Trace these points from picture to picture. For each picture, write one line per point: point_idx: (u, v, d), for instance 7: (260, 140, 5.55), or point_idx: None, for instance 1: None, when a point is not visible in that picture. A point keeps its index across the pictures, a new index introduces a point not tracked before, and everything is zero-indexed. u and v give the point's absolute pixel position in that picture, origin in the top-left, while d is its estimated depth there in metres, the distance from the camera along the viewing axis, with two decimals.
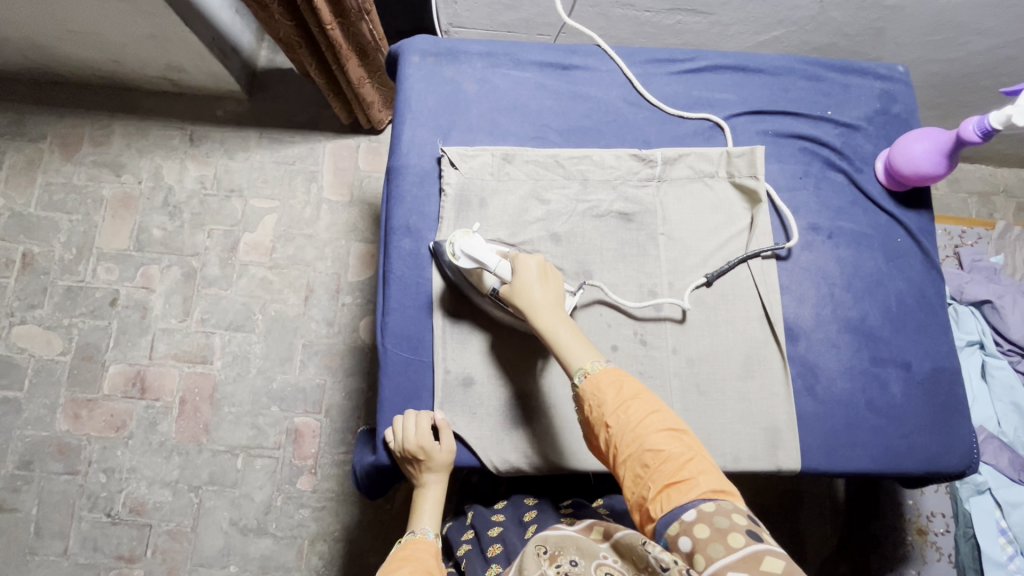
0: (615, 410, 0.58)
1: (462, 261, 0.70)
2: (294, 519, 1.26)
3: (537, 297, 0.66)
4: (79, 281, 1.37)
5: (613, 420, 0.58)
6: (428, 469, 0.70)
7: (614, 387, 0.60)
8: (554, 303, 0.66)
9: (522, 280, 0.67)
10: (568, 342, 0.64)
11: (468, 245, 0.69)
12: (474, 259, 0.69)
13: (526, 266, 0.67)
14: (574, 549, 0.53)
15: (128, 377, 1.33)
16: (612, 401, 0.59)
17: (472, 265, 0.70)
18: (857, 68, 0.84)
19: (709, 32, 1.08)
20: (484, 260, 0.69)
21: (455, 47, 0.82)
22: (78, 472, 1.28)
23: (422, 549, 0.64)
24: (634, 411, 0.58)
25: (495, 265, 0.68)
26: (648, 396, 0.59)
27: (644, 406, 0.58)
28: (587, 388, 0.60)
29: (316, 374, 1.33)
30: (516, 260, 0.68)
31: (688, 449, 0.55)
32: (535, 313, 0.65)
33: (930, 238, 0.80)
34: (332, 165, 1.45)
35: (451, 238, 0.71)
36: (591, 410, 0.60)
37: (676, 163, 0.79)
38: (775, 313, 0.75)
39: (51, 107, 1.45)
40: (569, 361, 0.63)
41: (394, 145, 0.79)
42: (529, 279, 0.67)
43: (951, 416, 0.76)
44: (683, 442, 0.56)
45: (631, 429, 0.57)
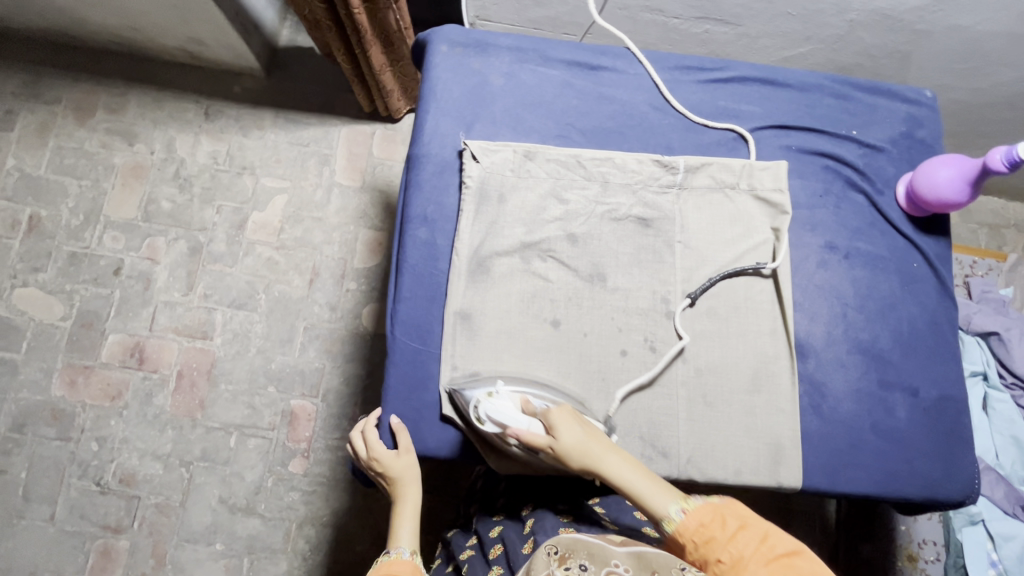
0: (724, 543, 0.56)
1: (488, 426, 0.67)
2: (284, 501, 1.25)
3: (586, 446, 0.63)
4: (84, 248, 1.36)
5: (720, 552, 0.55)
6: (398, 483, 0.71)
7: (715, 521, 0.57)
8: (609, 446, 0.64)
9: (563, 433, 0.64)
10: (644, 489, 0.61)
11: (494, 409, 0.67)
12: (503, 423, 0.66)
13: (560, 419, 0.65)
14: (585, 554, 0.54)
15: (127, 347, 1.32)
16: (721, 536, 0.56)
17: (500, 430, 0.67)
18: (885, 89, 0.84)
19: (737, 43, 1.07)
20: (514, 422, 0.66)
21: (484, 39, 0.81)
22: (70, 439, 1.27)
23: (396, 569, 0.65)
24: (745, 542, 0.55)
25: (527, 424, 0.66)
26: (755, 528, 0.56)
27: (750, 535, 0.56)
28: (683, 533, 0.58)
29: (315, 358, 1.32)
30: (550, 412, 0.65)
31: (805, 570, 0.53)
32: (592, 456, 0.63)
33: (946, 266, 0.80)
34: (346, 149, 1.44)
35: (474, 400, 0.69)
36: (694, 549, 0.57)
37: (698, 172, 0.78)
38: (787, 327, 0.75)
39: (67, 70, 1.45)
40: (653, 509, 0.60)
41: (416, 134, 0.78)
42: (563, 435, 0.64)
43: (955, 446, 0.76)
44: (800, 567, 0.53)
45: (740, 559, 0.54)
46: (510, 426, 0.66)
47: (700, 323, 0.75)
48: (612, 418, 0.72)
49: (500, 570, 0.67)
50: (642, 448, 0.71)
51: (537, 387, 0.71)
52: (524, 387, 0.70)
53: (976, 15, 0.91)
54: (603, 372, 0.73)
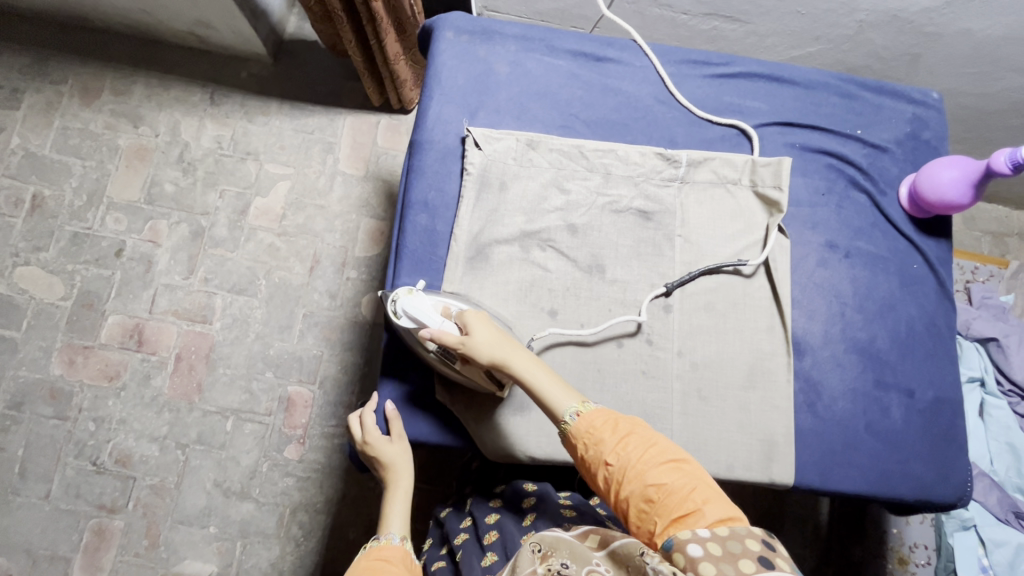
0: (612, 446, 0.57)
1: (403, 321, 0.66)
2: (278, 486, 1.26)
3: (498, 346, 0.64)
4: (86, 228, 1.37)
5: (608, 455, 0.57)
6: (390, 470, 0.73)
7: (604, 424, 0.59)
8: (519, 348, 0.66)
9: (475, 333, 0.64)
10: (549, 389, 0.63)
11: (412, 305, 0.66)
12: (418, 320, 0.65)
13: (473, 321, 0.65)
14: (567, 552, 0.55)
15: (127, 329, 1.32)
16: (611, 440, 0.58)
17: (415, 326, 0.66)
18: (892, 90, 0.83)
19: (745, 41, 1.07)
20: (429, 319, 0.65)
21: (491, 27, 0.81)
22: (68, 418, 1.28)
23: (389, 554, 0.65)
24: (633, 447, 0.57)
25: (441, 323, 0.65)
26: (642, 432, 0.58)
27: (638, 439, 0.57)
28: (577, 431, 0.59)
29: (314, 344, 1.33)
30: (466, 314, 0.65)
31: (688, 473, 0.54)
32: (502, 358, 0.64)
33: (946, 268, 0.80)
34: (350, 138, 1.44)
35: (394, 295, 0.68)
36: (586, 449, 0.59)
37: (700, 166, 0.78)
38: (786, 325, 0.75)
39: (74, 50, 1.45)
40: (554, 408, 0.62)
41: (420, 119, 0.78)
42: (475, 334, 0.64)
43: (949, 448, 0.76)
44: (683, 470, 0.55)
45: (627, 462, 0.56)
46: (424, 323, 0.65)
47: (697, 318, 0.75)
48: (607, 408, 0.72)
49: (495, 558, 0.67)
50: None
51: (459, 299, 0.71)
52: (445, 297, 0.70)
53: (985, 19, 0.91)
54: (599, 363, 0.73)
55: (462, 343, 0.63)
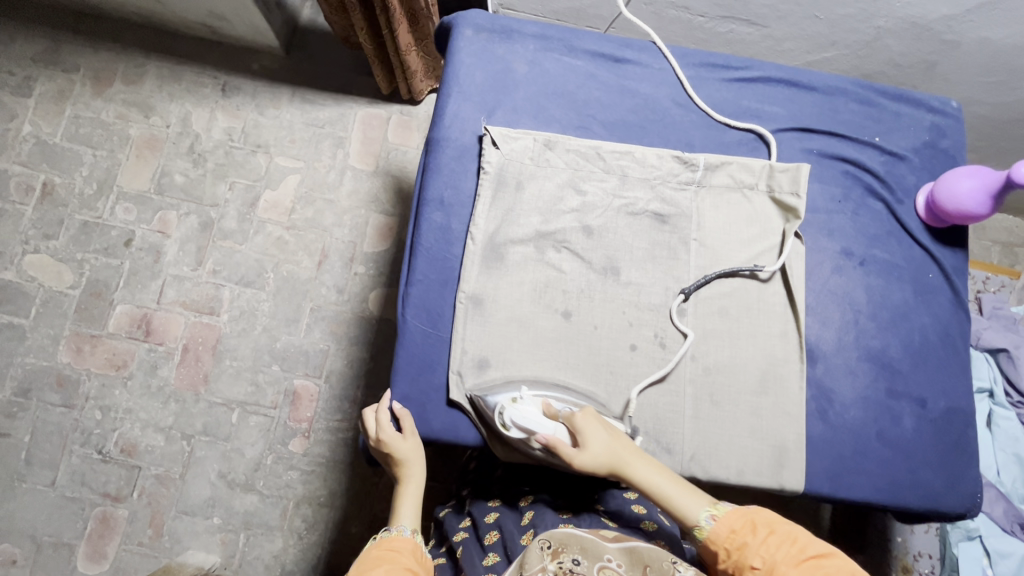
0: (756, 547, 0.58)
1: (512, 431, 0.67)
2: (282, 479, 1.26)
3: (613, 453, 0.65)
4: (96, 217, 1.37)
5: (750, 557, 0.58)
6: (402, 464, 0.72)
7: (743, 525, 0.60)
8: (636, 451, 0.66)
9: (590, 442, 0.65)
10: (674, 494, 0.64)
11: (518, 414, 0.67)
12: (527, 428, 0.67)
13: (586, 425, 0.65)
14: (577, 548, 0.55)
15: (134, 318, 1.33)
16: (754, 541, 0.58)
17: (525, 435, 0.67)
18: (911, 97, 0.83)
19: (761, 45, 1.07)
20: (541, 427, 0.67)
21: (510, 26, 0.81)
22: (74, 406, 1.28)
23: (398, 547, 0.65)
24: (776, 546, 0.57)
25: (553, 430, 0.66)
26: (789, 532, 0.59)
27: (779, 538, 0.58)
28: (715, 539, 0.60)
29: (320, 339, 1.33)
30: (576, 418, 0.66)
31: (838, 575, 0.55)
32: (619, 465, 0.65)
33: (961, 278, 0.80)
34: (361, 133, 1.44)
35: (497, 405, 0.68)
36: (727, 554, 0.60)
37: (717, 170, 0.78)
38: (799, 331, 0.75)
39: (86, 39, 1.45)
40: (684, 516, 0.63)
41: (437, 117, 0.78)
42: (592, 445, 0.65)
43: (959, 459, 0.75)
44: (831, 566, 0.56)
45: (771, 565, 0.57)
46: (537, 433, 0.66)
47: (711, 323, 0.74)
48: (618, 411, 0.72)
49: (497, 558, 0.67)
50: (647, 443, 0.71)
51: (555, 386, 0.71)
52: (543, 389, 0.71)
53: (1006, 28, 0.91)
54: (611, 364, 0.73)
55: (578, 455, 0.64)
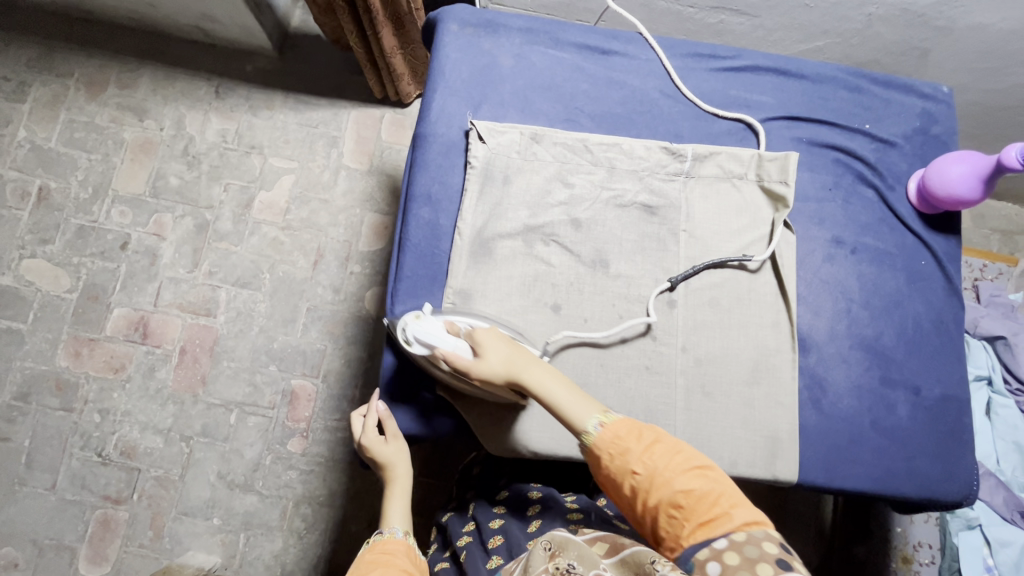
0: (639, 455, 0.58)
1: (416, 349, 0.66)
2: (281, 479, 1.26)
3: (513, 363, 0.64)
4: (92, 221, 1.37)
5: (636, 467, 0.57)
6: (387, 467, 0.74)
7: (629, 434, 0.59)
8: (536, 362, 0.65)
9: (487, 353, 0.63)
10: (568, 401, 0.62)
11: (423, 331, 0.65)
12: (430, 345, 0.65)
13: (487, 339, 0.64)
14: (574, 553, 0.54)
15: (131, 321, 1.33)
16: (636, 448, 0.58)
17: (428, 352, 0.65)
18: (901, 84, 0.82)
19: (752, 35, 1.07)
20: (441, 342, 0.65)
21: (495, 20, 0.80)
22: (73, 410, 1.29)
23: (391, 549, 0.65)
24: (659, 454, 0.57)
25: (453, 344, 0.65)
26: (666, 446, 0.58)
27: (665, 450, 0.58)
28: (601, 446, 0.59)
29: (317, 338, 1.33)
30: (477, 332, 0.65)
31: (713, 485, 0.55)
32: (515, 375, 0.64)
33: (955, 265, 0.79)
34: (355, 132, 1.44)
35: (404, 324, 0.67)
36: (610, 459, 0.59)
37: (705, 161, 0.77)
38: (789, 321, 0.74)
39: (80, 43, 1.45)
40: (573, 422, 0.62)
41: (424, 112, 0.78)
42: (487, 356, 0.63)
43: (955, 448, 0.75)
44: (709, 478, 0.56)
45: (654, 473, 0.56)
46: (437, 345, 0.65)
47: (701, 314, 0.74)
48: (611, 404, 0.72)
49: (501, 562, 0.67)
50: None
51: (472, 316, 0.71)
52: (453, 315, 0.69)
53: (997, 12, 0.91)
54: (601, 357, 0.73)
55: (475, 364, 0.63)
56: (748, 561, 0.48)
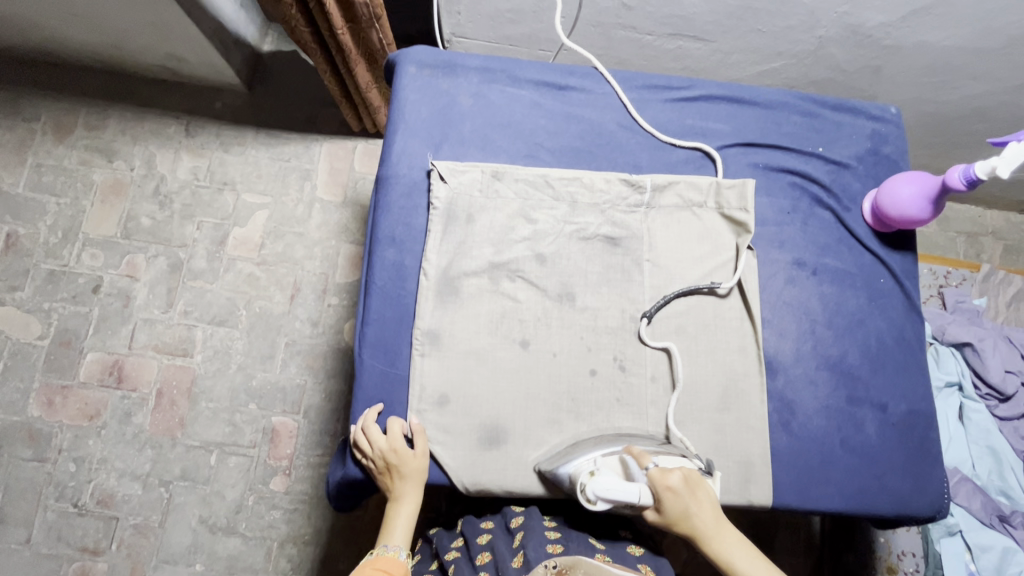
0: None
1: (598, 504, 0.62)
2: (265, 520, 1.24)
3: (694, 517, 0.63)
4: (62, 266, 1.35)
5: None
6: (401, 476, 0.68)
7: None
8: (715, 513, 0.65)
9: (671, 505, 0.63)
10: (745, 566, 0.63)
11: (606, 487, 0.61)
12: (614, 500, 0.62)
13: (673, 491, 0.63)
14: None
15: (105, 366, 1.31)
16: None
17: (611, 506, 0.62)
18: (850, 106, 0.84)
19: (711, 58, 1.09)
20: (625, 496, 0.62)
21: (452, 60, 0.81)
22: (47, 460, 1.26)
23: (389, 569, 0.64)
24: None
25: (638, 496, 0.62)
26: None
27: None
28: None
29: (297, 374, 1.31)
30: (661, 482, 0.63)
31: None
32: (693, 529, 0.64)
33: (913, 281, 0.81)
34: (327, 164, 1.44)
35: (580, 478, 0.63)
36: None
37: (665, 191, 0.78)
38: (754, 345, 0.75)
39: (45, 87, 1.44)
40: None
41: (385, 154, 0.78)
42: (674, 511, 0.63)
43: (925, 462, 0.76)
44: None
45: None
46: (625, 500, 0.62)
47: (669, 343, 0.75)
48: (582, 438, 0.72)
49: None
50: None
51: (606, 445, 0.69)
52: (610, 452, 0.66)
53: (940, 30, 0.94)
54: (572, 392, 0.73)
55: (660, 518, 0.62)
56: None
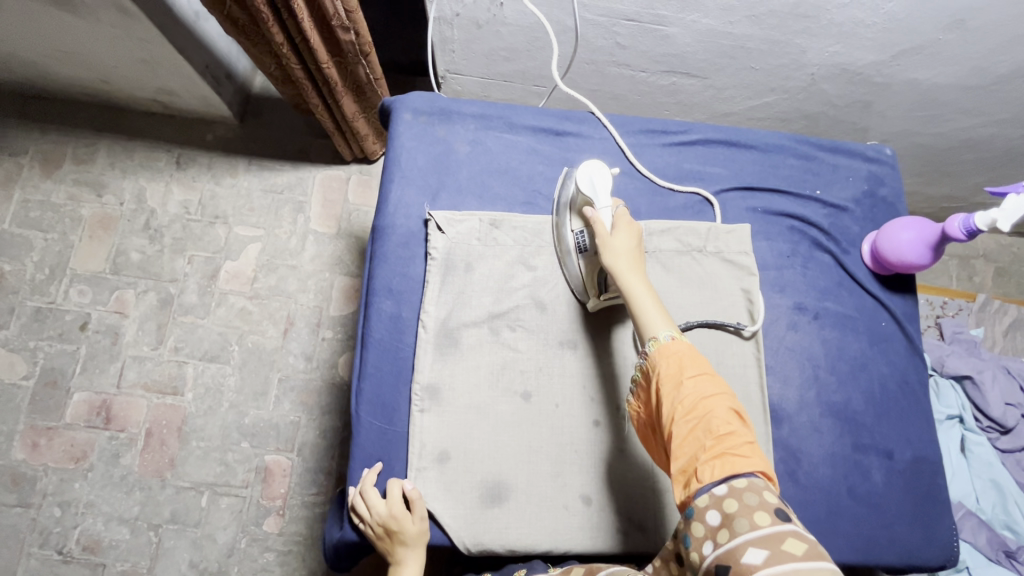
0: (693, 381, 0.56)
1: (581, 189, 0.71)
2: (258, 563, 1.20)
3: (630, 254, 0.67)
4: (49, 302, 1.32)
5: (682, 383, 0.56)
6: (401, 543, 0.65)
7: (690, 359, 0.58)
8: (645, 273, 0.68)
9: (622, 236, 0.68)
10: (648, 309, 0.63)
11: (593, 178, 0.70)
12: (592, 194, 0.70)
13: (629, 229, 0.69)
14: None
15: (93, 406, 1.27)
16: (692, 373, 0.56)
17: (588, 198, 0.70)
18: (846, 149, 0.85)
19: (704, 94, 1.10)
20: (599, 201, 0.70)
21: (449, 107, 0.81)
22: (31, 505, 1.21)
23: None
24: (708, 388, 0.56)
25: (606, 207, 0.70)
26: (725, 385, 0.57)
27: (714, 384, 0.56)
28: (657, 356, 0.59)
29: (290, 411, 1.29)
30: (628, 218, 0.70)
31: (749, 435, 0.53)
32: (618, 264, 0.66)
33: (913, 323, 0.80)
34: (321, 196, 1.43)
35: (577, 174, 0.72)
36: (664, 374, 0.57)
37: (664, 237, 0.78)
38: (760, 394, 0.73)
39: (32, 120, 1.42)
40: (643, 328, 0.62)
41: (381, 204, 0.77)
42: (616, 237, 0.68)
43: (932, 509, 0.75)
44: (747, 426, 0.54)
45: (695, 400, 0.55)
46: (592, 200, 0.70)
47: None
48: (587, 491, 0.70)
49: None
50: (616, 523, 0.70)
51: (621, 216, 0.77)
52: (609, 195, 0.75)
53: (930, 69, 0.95)
54: (575, 444, 0.71)
55: (608, 233, 0.68)
56: (739, 492, 0.48)
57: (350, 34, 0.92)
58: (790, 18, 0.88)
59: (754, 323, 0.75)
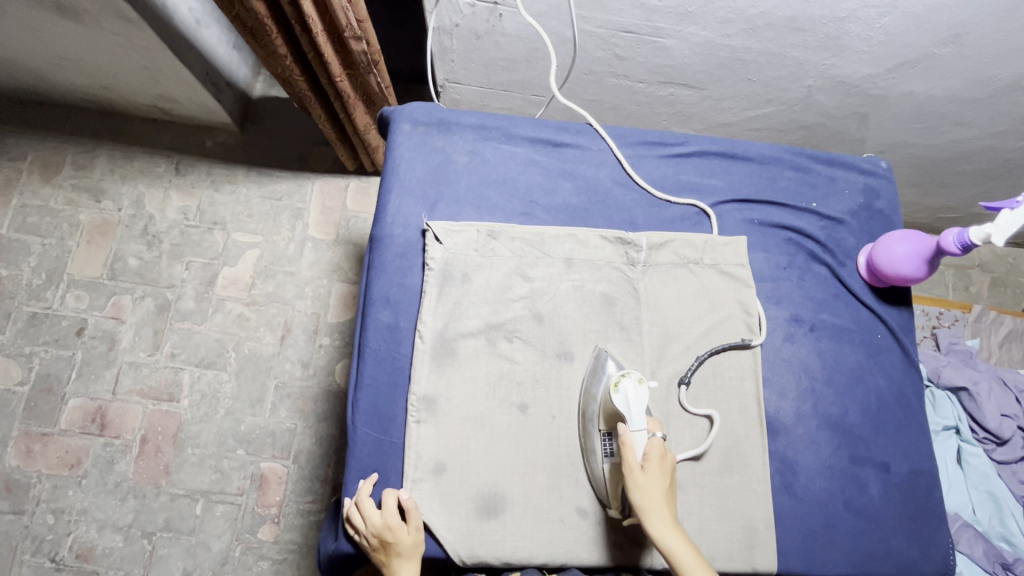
0: None
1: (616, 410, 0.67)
2: (252, 571, 1.19)
3: (665, 498, 0.64)
4: (45, 308, 1.32)
5: None
6: (395, 555, 0.65)
7: None
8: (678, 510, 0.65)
9: (654, 471, 0.65)
10: (690, 571, 0.60)
11: (626, 401, 0.67)
12: (624, 417, 0.67)
13: (659, 459, 0.65)
14: None
15: (88, 412, 1.27)
16: None
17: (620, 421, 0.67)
18: (842, 161, 0.85)
19: (702, 104, 1.10)
20: (633, 423, 0.66)
21: (448, 118, 0.81)
22: (24, 512, 1.20)
23: None
24: None
25: (638, 429, 0.66)
26: None
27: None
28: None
29: (286, 418, 1.28)
30: (660, 447, 0.66)
31: None
32: (653, 511, 0.63)
33: (910, 336, 0.81)
34: (320, 203, 1.43)
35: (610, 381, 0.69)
36: None
37: (660, 248, 0.78)
38: (757, 407, 0.74)
39: (31, 126, 1.42)
40: None
41: (379, 214, 0.77)
42: (648, 475, 0.64)
43: (928, 523, 0.75)
44: None
45: None
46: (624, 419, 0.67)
47: (673, 402, 0.73)
48: (583, 504, 0.70)
49: None
50: (612, 536, 0.70)
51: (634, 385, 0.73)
52: None
53: (926, 81, 0.96)
54: (572, 456, 0.71)
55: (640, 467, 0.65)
56: None
57: (361, 44, 0.92)
58: (788, 31, 0.89)
59: (758, 337, 0.76)
